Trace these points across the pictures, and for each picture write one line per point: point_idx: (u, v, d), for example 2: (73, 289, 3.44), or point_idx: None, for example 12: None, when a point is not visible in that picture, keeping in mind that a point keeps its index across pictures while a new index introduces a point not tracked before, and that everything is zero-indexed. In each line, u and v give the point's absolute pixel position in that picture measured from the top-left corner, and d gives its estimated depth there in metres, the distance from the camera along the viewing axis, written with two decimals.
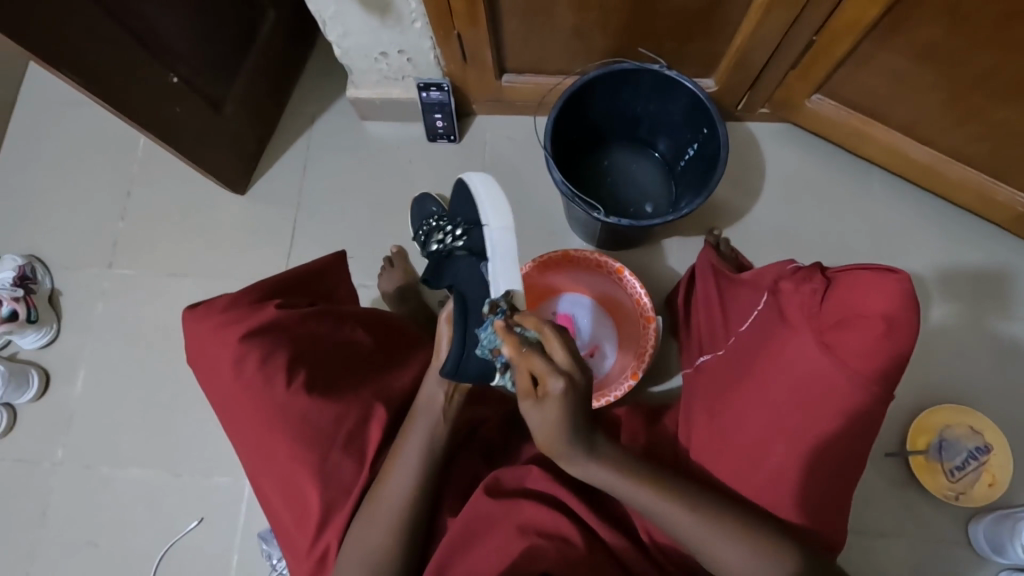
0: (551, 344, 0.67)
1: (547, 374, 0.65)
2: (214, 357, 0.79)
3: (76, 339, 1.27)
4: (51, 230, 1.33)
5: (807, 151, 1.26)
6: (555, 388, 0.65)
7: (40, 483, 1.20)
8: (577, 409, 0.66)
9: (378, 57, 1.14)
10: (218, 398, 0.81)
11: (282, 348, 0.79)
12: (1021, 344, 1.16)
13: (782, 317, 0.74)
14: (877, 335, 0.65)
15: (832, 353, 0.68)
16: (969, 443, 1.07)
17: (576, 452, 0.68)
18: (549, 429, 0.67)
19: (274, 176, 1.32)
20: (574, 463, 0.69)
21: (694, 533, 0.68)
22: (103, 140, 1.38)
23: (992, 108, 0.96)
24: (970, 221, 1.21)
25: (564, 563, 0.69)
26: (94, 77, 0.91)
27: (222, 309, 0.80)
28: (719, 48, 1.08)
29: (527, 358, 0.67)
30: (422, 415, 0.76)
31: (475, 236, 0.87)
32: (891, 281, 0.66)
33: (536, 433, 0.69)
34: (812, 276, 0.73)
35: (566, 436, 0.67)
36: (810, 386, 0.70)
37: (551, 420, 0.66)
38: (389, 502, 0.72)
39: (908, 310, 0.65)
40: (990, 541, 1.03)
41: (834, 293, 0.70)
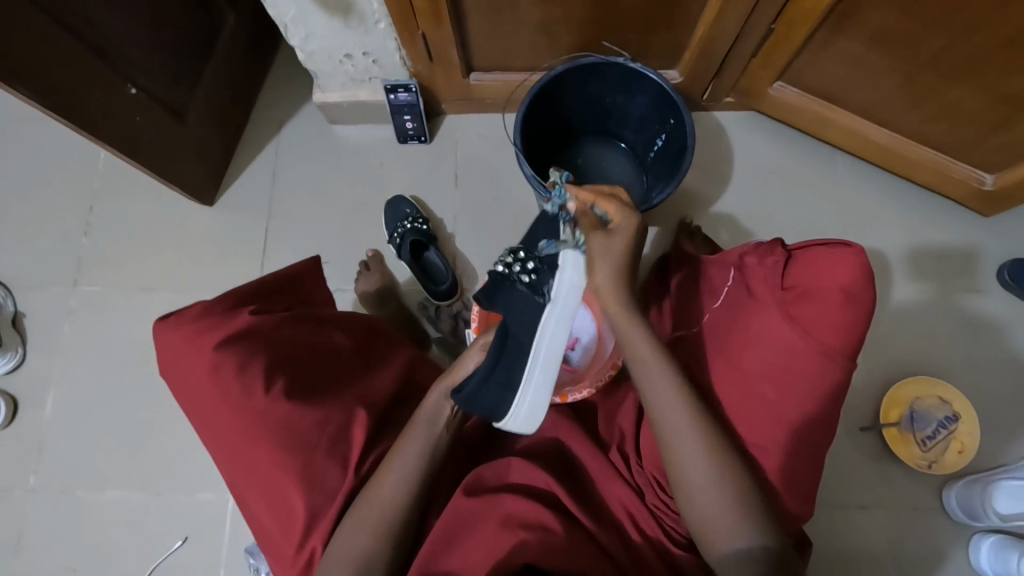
0: (619, 196, 0.78)
1: (619, 211, 0.75)
2: (189, 366, 0.78)
3: (43, 362, 1.23)
4: (11, 252, 1.28)
5: (773, 137, 1.29)
6: (628, 221, 0.75)
7: (13, 513, 1.16)
8: (632, 254, 0.75)
9: (344, 59, 1.13)
10: (195, 409, 0.79)
11: (260, 354, 0.78)
12: (982, 315, 1.20)
13: (748, 290, 0.78)
14: (837, 305, 0.69)
15: (797, 324, 0.70)
16: (939, 413, 1.11)
17: (624, 301, 0.74)
18: (610, 260, 0.73)
19: (243, 185, 1.30)
20: (619, 315, 0.74)
21: (692, 470, 0.69)
22: (61, 156, 1.33)
23: (944, 89, 1.00)
24: (930, 199, 1.26)
25: (547, 552, 0.68)
26: (49, 90, 0.88)
27: (194, 319, 0.80)
28: (682, 39, 1.09)
29: (601, 198, 0.76)
30: (420, 425, 0.76)
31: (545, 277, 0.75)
32: (847, 253, 0.70)
33: (592, 278, 0.73)
34: (774, 250, 0.77)
35: (622, 284, 0.74)
36: (776, 359, 0.72)
37: (615, 254, 0.73)
38: (378, 510, 0.71)
39: (865, 282, 0.69)
40: (963, 506, 1.07)
41: (795, 267, 0.74)
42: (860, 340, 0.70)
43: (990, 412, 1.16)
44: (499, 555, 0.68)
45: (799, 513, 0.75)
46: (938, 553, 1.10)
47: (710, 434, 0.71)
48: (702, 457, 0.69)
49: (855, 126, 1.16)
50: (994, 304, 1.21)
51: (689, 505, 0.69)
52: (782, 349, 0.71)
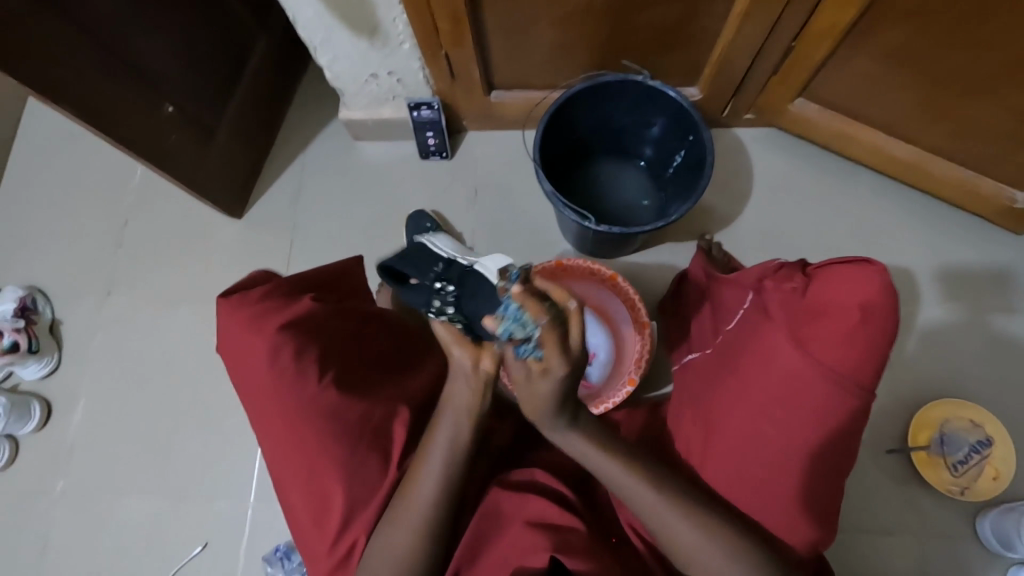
0: (573, 322, 0.64)
1: (553, 356, 0.64)
2: (245, 348, 0.79)
3: (77, 368, 1.28)
4: (51, 261, 1.35)
5: (794, 154, 1.28)
6: (558, 370, 0.64)
7: (42, 513, 1.20)
8: (563, 394, 0.67)
9: (368, 79, 1.17)
10: (246, 388, 0.80)
11: (314, 343, 0.80)
12: (1016, 336, 1.16)
13: (764, 312, 0.76)
14: (853, 325, 0.66)
15: (810, 352, 0.68)
16: (970, 436, 1.07)
17: (558, 424, 0.71)
18: (538, 399, 0.68)
19: (270, 199, 1.34)
20: (553, 431, 0.72)
21: (651, 501, 0.70)
22: (101, 171, 1.40)
23: (971, 107, 0.98)
24: (959, 217, 1.23)
25: (570, 548, 0.68)
26: (91, 109, 0.93)
27: (258, 300, 0.81)
28: (702, 57, 1.10)
29: (552, 338, 0.62)
30: (447, 412, 0.72)
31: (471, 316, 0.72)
32: (866, 272, 0.66)
33: (524, 402, 0.70)
34: (794, 276, 0.74)
35: (546, 410, 0.69)
36: (782, 381, 0.70)
37: (531, 397, 0.68)
38: (418, 504, 0.70)
39: (887, 302, 0.66)
40: (997, 534, 1.03)
41: (811, 291, 0.71)
42: (881, 363, 0.67)
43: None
44: (524, 556, 0.68)
45: (823, 538, 0.72)
46: None
47: (689, 513, 0.70)
48: (652, 491, 0.71)
49: (878, 143, 1.14)
50: None
51: (659, 537, 0.71)
52: (788, 374, 0.69)
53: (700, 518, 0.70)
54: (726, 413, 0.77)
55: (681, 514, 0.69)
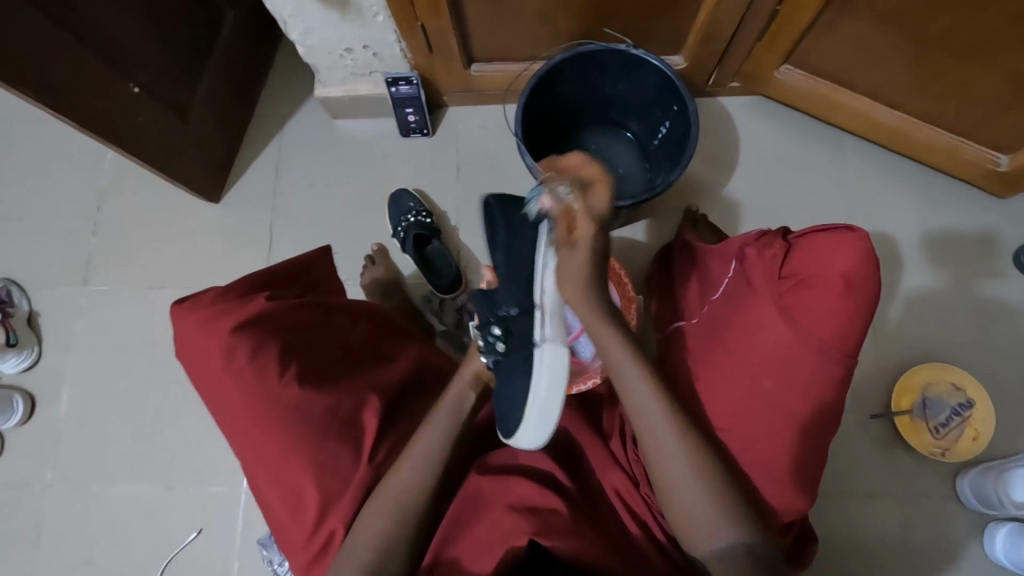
0: (596, 189, 0.70)
1: (584, 216, 0.68)
2: (202, 352, 0.77)
3: (58, 359, 1.26)
4: (23, 251, 1.31)
5: (779, 123, 1.27)
6: (590, 231, 0.68)
7: (33, 505, 1.19)
8: (600, 261, 0.71)
9: (344, 53, 1.13)
10: (208, 391, 0.79)
11: (273, 339, 0.78)
12: (997, 299, 1.18)
13: (746, 282, 0.77)
14: (837, 292, 0.67)
15: (796, 322, 0.69)
16: (952, 400, 1.09)
17: (604, 320, 0.73)
18: (579, 278, 0.70)
19: (248, 181, 1.31)
20: (600, 330, 0.73)
21: (668, 438, 0.70)
22: (70, 156, 1.35)
23: (957, 69, 0.97)
24: (943, 182, 1.23)
25: (552, 532, 0.68)
26: (52, 91, 0.89)
27: (210, 303, 0.79)
28: (686, 24, 1.07)
29: (570, 199, 0.69)
30: (443, 408, 0.77)
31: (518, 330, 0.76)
32: (850, 238, 0.68)
33: (563, 284, 0.72)
34: (773, 243, 0.76)
35: (591, 294, 0.71)
36: (772, 348, 0.71)
37: (578, 269, 0.70)
38: (398, 491, 0.71)
39: (867, 269, 0.68)
40: (976, 493, 1.05)
41: (793, 258, 0.73)
42: (863, 328, 0.69)
43: (1006, 398, 1.14)
44: (506, 539, 0.69)
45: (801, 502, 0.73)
46: (951, 541, 1.09)
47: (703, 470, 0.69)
48: (672, 425, 0.70)
49: (863, 109, 1.13)
50: (1011, 287, 1.18)
51: (660, 477, 0.70)
52: (778, 345, 0.70)
53: (705, 459, 0.70)
54: (714, 380, 0.77)
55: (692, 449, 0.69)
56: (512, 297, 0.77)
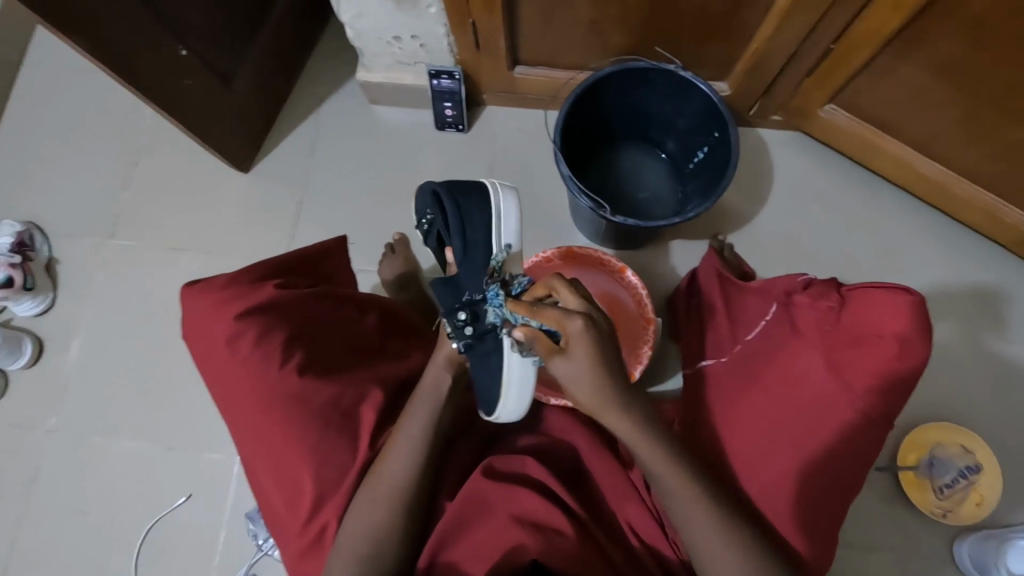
0: (561, 290, 0.67)
1: (563, 319, 0.64)
2: (210, 335, 0.77)
3: (71, 308, 1.27)
4: (50, 198, 1.32)
5: (817, 161, 1.26)
6: (575, 327, 0.63)
7: (28, 449, 1.20)
8: (606, 348, 0.64)
9: (391, 41, 1.13)
10: (213, 373, 0.78)
11: (281, 327, 0.78)
12: (1017, 366, 1.16)
13: (793, 328, 0.75)
14: (892, 354, 0.66)
15: (842, 377, 0.68)
16: (959, 462, 1.07)
17: (620, 408, 0.66)
18: (585, 379, 0.64)
19: (279, 156, 1.31)
20: (614, 418, 0.66)
21: (681, 489, 0.68)
22: (108, 109, 1.36)
23: (1008, 130, 0.96)
24: (977, 241, 1.21)
25: (555, 553, 0.69)
26: (104, 45, 0.90)
27: (222, 286, 0.79)
28: (737, 52, 1.07)
29: (536, 314, 0.68)
30: (422, 396, 0.76)
31: (486, 310, 0.77)
32: (906, 300, 0.66)
33: (572, 391, 0.66)
34: (829, 294, 0.73)
35: (606, 385, 0.64)
36: (812, 400, 0.70)
37: (585, 369, 0.63)
38: (385, 487, 0.70)
39: (921, 331, 0.66)
40: (974, 559, 1.04)
41: (847, 315, 0.70)
42: (906, 390, 0.68)
43: (1015, 466, 1.12)
44: (507, 551, 0.68)
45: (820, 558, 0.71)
46: None
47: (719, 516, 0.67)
48: (676, 479, 0.68)
49: (906, 159, 1.12)
50: None
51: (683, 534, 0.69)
52: (819, 397, 0.70)
53: (718, 513, 0.68)
54: (744, 425, 0.76)
55: (705, 507, 0.67)
56: (477, 284, 0.80)
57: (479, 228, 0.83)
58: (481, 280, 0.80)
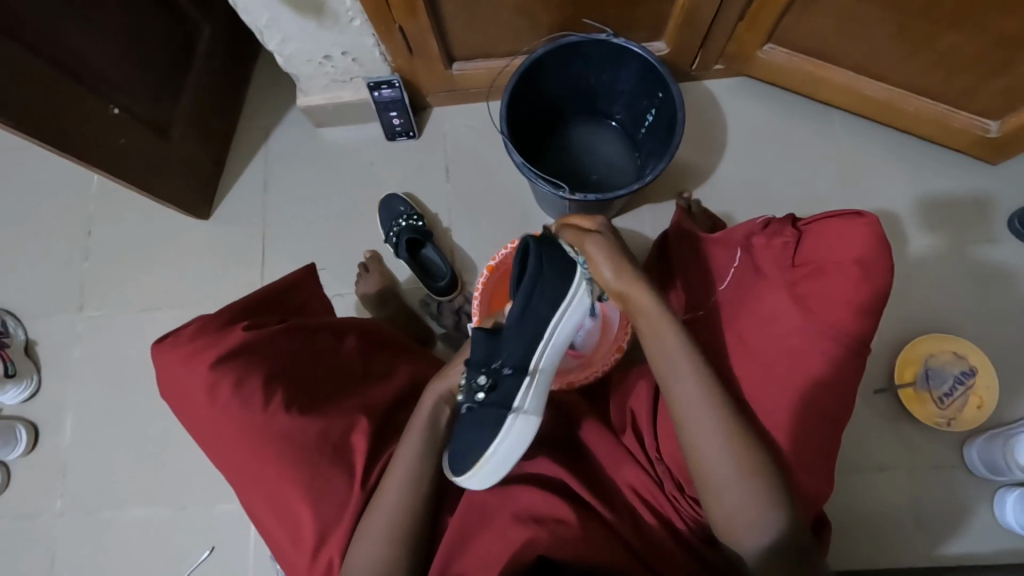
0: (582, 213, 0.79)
1: (591, 216, 0.76)
2: (186, 388, 0.77)
3: (58, 387, 1.25)
4: (15, 281, 1.30)
5: (766, 102, 1.26)
6: (603, 224, 0.74)
7: (43, 534, 1.19)
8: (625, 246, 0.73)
9: (323, 60, 1.12)
10: (198, 425, 0.78)
11: (257, 368, 0.77)
12: (994, 264, 1.18)
13: (757, 270, 0.78)
14: (853, 277, 0.67)
15: (807, 303, 0.69)
16: (955, 368, 1.09)
17: (643, 291, 0.70)
18: (613, 260, 0.71)
19: (237, 196, 1.30)
20: (642, 303, 0.70)
21: (696, 407, 0.68)
22: (55, 182, 1.34)
23: (941, 37, 0.96)
24: (934, 151, 1.22)
25: (561, 545, 0.67)
26: (31, 119, 0.88)
27: (190, 338, 0.78)
28: (665, 9, 1.06)
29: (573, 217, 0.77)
30: (415, 424, 0.76)
31: (504, 387, 0.74)
32: (859, 223, 0.68)
33: (602, 273, 0.71)
34: (785, 231, 0.77)
35: (632, 273, 0.71)
36: (787, 335, 0.71)
37: (608, 252, 0.71)
38: (388, 516, 0.70)
39: (880, 252, 0.67)
40: (984, 460, 1.06)
41: (805, 245, 0.73)
42: (876, 316, 0.68)
43: (1008, 364, 1.14)
44: (512, 548, 0.68)
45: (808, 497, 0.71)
46: (962, 510, 1.09)
47: (734, 432, 0.67)
48: (694, 386, 0.69)
49: (849, 83, 1.12)
50: (1008, 252, 1.18)
51: (711, 493, 0.67)
52: (791, 329, 0.70)
53: (733, 424, 0.68)
54: (726, 375, 0.76)
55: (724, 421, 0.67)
56: (512, 354, 0.75)
57: (548, 298, 0.75)
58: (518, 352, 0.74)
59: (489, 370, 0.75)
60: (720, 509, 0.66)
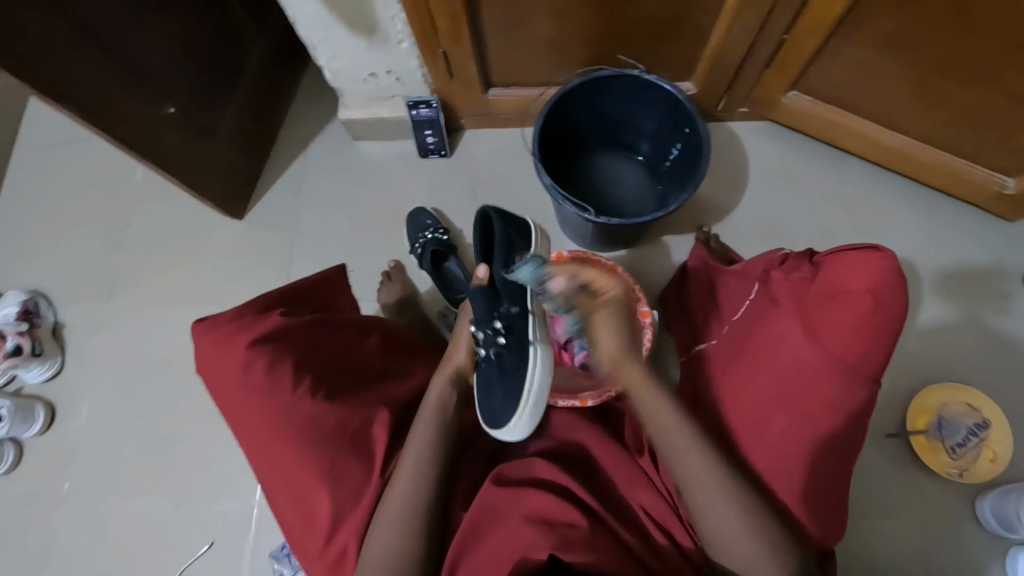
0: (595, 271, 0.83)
1: (604, 285, 0.80)
2: (219, 367, 0.79)
3: (79, 370, 1.29)
4: (52, 265, 1.35)
5: (788, 146, 1.30)
6: (612, 293, 0.79)
7: (47, 515, 1.20)
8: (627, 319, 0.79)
9: (368, 78, 1.18)
10: (225, 405, 0.80)
11: (288, 354, 0.80)
12: (1010, 318, 1.18)
13: (772, 301, 0.78)
14: (864, 310, 0.66)
15: (819, 339, 0.69)
16: (968, 420, 1.08)
17: (629, 371, 0.76)
18: (615, 339, 0.77)
19: (271, 199, 1.35)
20: (626, 383, 0.77)
21: (693, 462, 0.71)
22: (101, 174, 1.41)
23: (962, 95, 1.00)
24: (952, 204, 1.25)
25: (572, 548, 0.68)
26: (94, 110, 0.95)
27: (227, 321, 0.81)
28: (696, 51, 1.12)
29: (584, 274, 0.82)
30: (427, 413, 0.79)
31: (518, 326, 0.83)
32: (874, 257, 0.66)
33: (602, 351, 0.78)
34: (801, 265, 0.76)
35: (624, 355, 0.76)
36: (796, 368, 0.71)
37: (614, 326, 0.77)
38: (401, 506, 0.72)
39: (894, 285, 0.65)
40: (997, 516, 1.04)
41: (820, 276, 0.72)
42: (889, 350, 0.67)
43: (1023, 419, 1.13)
44: (522, 552, 0.69)
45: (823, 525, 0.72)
46: (972, 566, 1.06)
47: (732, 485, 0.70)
48: (689, 444, 0.72)
49: (870, 133, 1.16)
50: (1022, 308, 1.18)
51: (713, 542, 0.69)
52: (801, 363, 0.71)
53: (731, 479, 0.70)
54: (747, 396, 0.79)
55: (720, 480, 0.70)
56: (513, 296, 0.85)
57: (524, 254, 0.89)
58: (516, 294, 0.86)
59: (502, 317, 0.82)
60: (725, 555, 0.69)
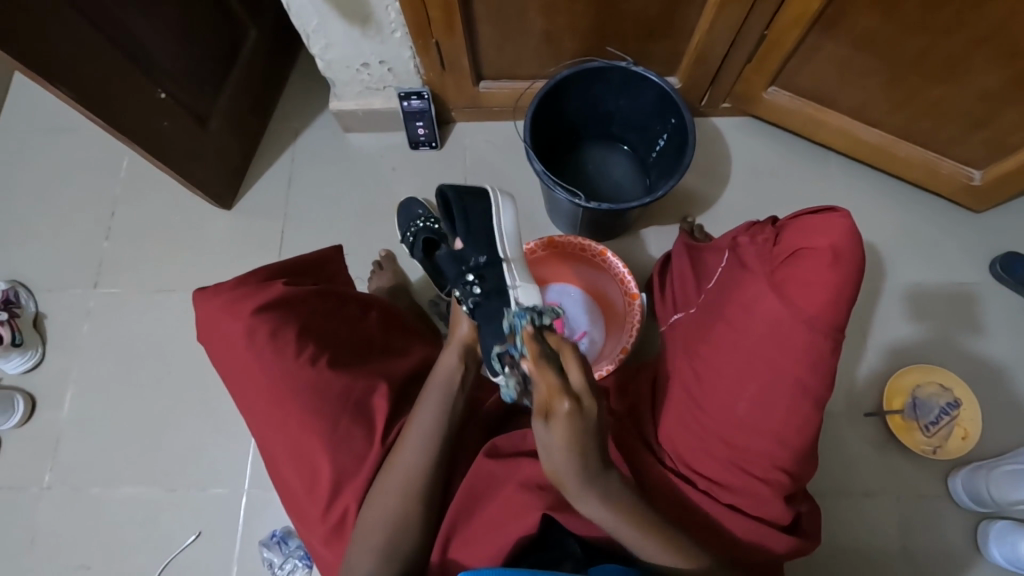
0: (569, 362, 0.67)
1: (557, 391, 0.64)
2: (223, 333, 0.79)
3: (61, 361, 1.26)
4: (33, 255, 1.33)
5: (769, 140, 1.35)
6: (562, 408, 0.63)
7: (27, 508, 1.17)
8: (583, 433, 0.64)
9: (360, 68, 1.19)
10: (227, 370, 0.80)
11: (293, 322, 0.80)
12: (979, 304, 1.24)
13: (739, 264, 0.81)
14: (825, 264, 0.70)
15: (784, 297, 0.72)
16: (941, 400, 1.14)
17: (580, 484, 0.66)
18: (557, 456, 0.64)
19: (261, 190, 1.35)
20: (578, 493, 0.67)
21: (627, 531, 0.68)
22: (86, 163, 1.39)
23: (932, 89, 1.06)
24: (922, 197, 1.31)
25: (566, 506, 0.71)
26: (85, 91, 0.94)
27: (233, 287, 0.81)
28: (682, 46, 1.16)
29: (544, 372, 0.66)
30: (434, 382, 0.81)
31: (490, 274, 0.86)
32: (835, 218, 0.71)
33: (543, 455, 0.67)
34: (766, 230, 0.81)
35: (578, 463, 0.64)
36: (762, 325, 0.74)
37: (556, 442, 0.64)
38: (403, 472, 0.73)
39: (852, 243, 0.70)
40: (968, 491, 1.08)
41: (783, 237, 0.76)
42: (849, 304, 0.71)
43: (992, 400, 1.18)
44: (519, 517, 0.70)
45: (792, 472, 0.77)
46: (945, 541, 1.11)
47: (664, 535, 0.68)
48: (619, 517, 0.67)
49: (846, 127, 1.22)
50: (990, 294, 1.24)
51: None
52: (769, 321, 0.73)
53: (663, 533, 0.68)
54: (720, 353, 0.78)
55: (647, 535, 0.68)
56: (480, 248, 0.88)
57: (479, 216, 0.90)
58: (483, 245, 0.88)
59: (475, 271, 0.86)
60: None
